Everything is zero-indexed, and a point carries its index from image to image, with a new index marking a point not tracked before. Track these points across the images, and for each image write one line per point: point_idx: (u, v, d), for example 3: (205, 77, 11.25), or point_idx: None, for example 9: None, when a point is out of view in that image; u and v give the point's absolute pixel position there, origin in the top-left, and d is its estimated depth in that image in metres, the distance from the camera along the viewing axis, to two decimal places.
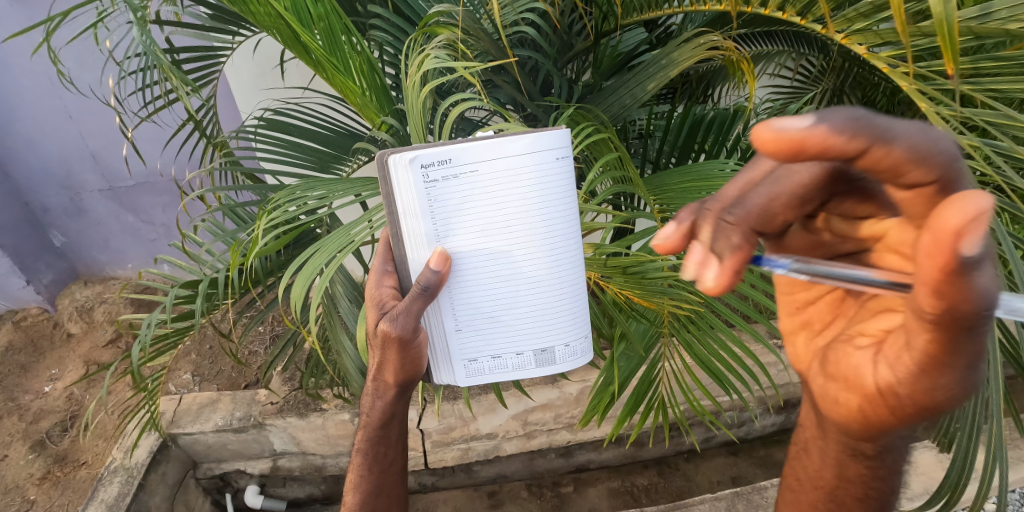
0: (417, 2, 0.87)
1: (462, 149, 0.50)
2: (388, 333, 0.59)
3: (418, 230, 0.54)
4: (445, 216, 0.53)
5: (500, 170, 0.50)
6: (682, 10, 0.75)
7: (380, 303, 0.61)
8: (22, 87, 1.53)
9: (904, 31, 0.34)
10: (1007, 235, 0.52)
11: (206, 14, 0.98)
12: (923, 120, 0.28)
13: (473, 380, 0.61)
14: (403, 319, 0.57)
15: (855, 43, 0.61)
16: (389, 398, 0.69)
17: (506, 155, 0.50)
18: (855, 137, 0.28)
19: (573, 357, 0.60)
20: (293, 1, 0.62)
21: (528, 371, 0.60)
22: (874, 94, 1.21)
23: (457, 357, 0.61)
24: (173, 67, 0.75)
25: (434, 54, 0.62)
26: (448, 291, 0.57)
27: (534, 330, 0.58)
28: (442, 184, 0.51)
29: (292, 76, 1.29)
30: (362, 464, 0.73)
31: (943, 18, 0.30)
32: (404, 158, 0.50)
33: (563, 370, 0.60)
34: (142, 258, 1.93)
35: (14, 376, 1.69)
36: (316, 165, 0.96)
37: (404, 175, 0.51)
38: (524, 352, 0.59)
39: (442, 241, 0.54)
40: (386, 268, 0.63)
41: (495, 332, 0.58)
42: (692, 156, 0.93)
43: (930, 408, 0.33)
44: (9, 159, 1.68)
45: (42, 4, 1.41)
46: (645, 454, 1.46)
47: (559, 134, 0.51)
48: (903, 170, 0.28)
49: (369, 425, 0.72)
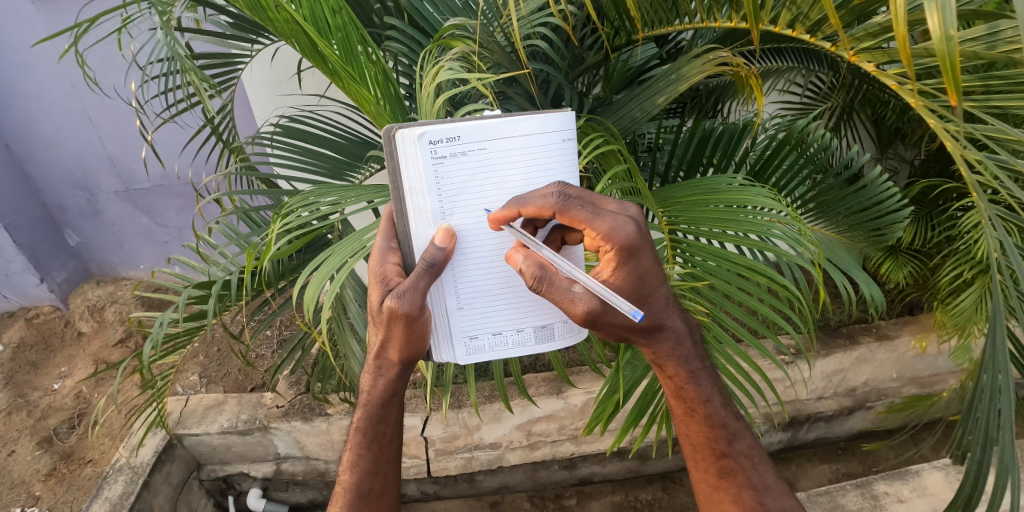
0: (433, 15, 0.89)
1: (470, 127, 0.51)
2: (394, 310, 0.57)
3: (424, 206, 0.54)
4: (451, 193, 0.54)
5: (507, 150, 0.53)
6: (693, 26, 0.76)
7: (383, 279, 0.59)
8: (45, 90, 1.57)
9: (908, 57, 0.34)
10: (1013, 246, 0.54)
11: (228, 23, 1.01)
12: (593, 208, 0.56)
13: (473, 358, 0.62)
14: (411, 295, 0.56)
15: (864, 61, 0.62)
16: (392, 376, 0.68)
17: (512, 136, 0.52)
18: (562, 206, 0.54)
19: (569, 333, 0.64)
20: (312, 11, 0.63)
21: (528, 347, 0.62)
22: (884, 111, 1.24)
23: (457, 334, 0.60)
24: (194, 68, 0.77)
25: (449, 66, 0.64)
26: (451, 270, 0.58)
27: (534, 308, 0.61)
28: (450, 160, 0.52)
29: (308, 84, 1.31)
30: (360, 443, 0.72)
31: (946, 52, 0.30)
32: (413, 133, 0.50)
33: (561, 346, 0.63)
34: (154, 259, 1.96)
35: (24, 373, 1.71)
36: (329, 172, 0.99)
37: (412, 151, 0.51)
38: (525, 329, 0.61)
39: (448, 217, 0.55)
40: (390, 246, 0.61)
41: (497, 309, 0.60)
42: (700, 170, 0.94)
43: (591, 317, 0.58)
44: (30, 159, 1.71)
45: (69, 10, 1.46)
46: (648, 468, 1.46)
47: (564, 117, 0.54)
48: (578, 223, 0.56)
49: (369, 403, 0.71)
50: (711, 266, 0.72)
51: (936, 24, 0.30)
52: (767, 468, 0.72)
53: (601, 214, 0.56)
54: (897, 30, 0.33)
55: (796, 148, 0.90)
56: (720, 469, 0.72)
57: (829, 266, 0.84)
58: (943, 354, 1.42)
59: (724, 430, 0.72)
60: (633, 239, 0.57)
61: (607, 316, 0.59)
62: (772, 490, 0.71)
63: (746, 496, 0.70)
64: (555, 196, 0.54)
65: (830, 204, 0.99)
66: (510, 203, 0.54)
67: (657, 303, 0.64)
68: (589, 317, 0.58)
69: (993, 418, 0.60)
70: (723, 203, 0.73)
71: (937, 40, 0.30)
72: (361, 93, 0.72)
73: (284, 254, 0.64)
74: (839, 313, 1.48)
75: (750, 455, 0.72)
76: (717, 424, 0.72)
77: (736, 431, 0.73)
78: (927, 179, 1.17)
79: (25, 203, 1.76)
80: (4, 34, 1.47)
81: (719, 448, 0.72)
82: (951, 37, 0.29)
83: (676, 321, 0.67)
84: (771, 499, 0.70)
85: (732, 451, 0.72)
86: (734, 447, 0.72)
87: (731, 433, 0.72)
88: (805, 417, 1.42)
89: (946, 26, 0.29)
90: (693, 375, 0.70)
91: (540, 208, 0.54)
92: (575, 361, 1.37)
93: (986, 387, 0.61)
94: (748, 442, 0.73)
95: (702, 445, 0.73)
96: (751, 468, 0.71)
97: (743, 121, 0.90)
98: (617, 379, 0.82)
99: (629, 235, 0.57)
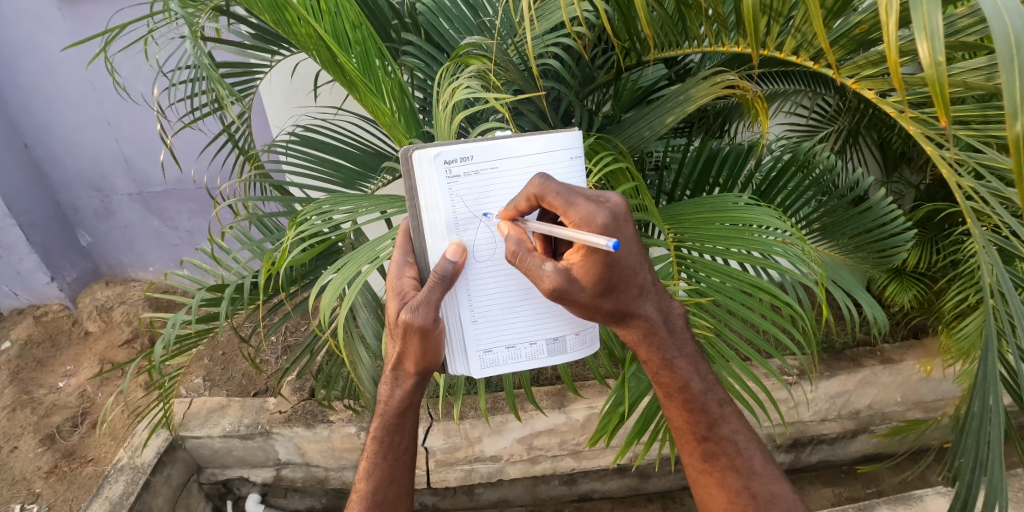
0: (448, 32, 0.92)
1: (484, 146, 0.53)
2: (410, 323, 0.58)
3: (440, 223, 0.55)
4: (465, 210, 0.56)
5: (519, 168, 0.55)
6: (701, 49, 0.78)
7: (400, 293, 0.60)
8: (67, 93, 1.62)
9: (898, 79, 0.36)
10: (1005, 271, 0.55)
11: (249, 34, 1.03)
12: (571, 193, 0.53)
13: (488, 371, 0.62)
14: (425, 308, 0.57)
15: (865, 88, 0.64)
16: (409, 386, 0.69)
17: (524, 154, 0.54)
18: (543, 191, 0.53)
19: (581, 345, 0.64)
20: (334, 24, 0.66)
21: (541, 360, 0.63)
22: (889, 134, 1.26)
23: (472, 348, 0.61)
24: (220, 79, 0.79)
25: (466, 84, 0.65)
26: (464, 281, 0.59)
27: (547, 320, 0.62)
28: (464, 179, 0.54)
29: (326, 96, 1.35)
30: (376, 451, 0.73)
31: (934, 79, 0.32)
32: (429, 154, 0.52)
33: (573, 358, 0.64)
34: (164, 261, 1.98)
35: (29, 369, 1.73)
36: (342, 181, 1.01)
37: (427, 171, 0.52)
38: (538, 341, 0.62)
39: (461, 233, 0.56)
40: (407, 260, 0.62)
41: (511, 322, 0.61)
42: (707, 189, 0.95)
43: (556, 294, 0.56)
44: (48, 159, 1.75)
45: (94, 17, 1.50)
46: (649, 486, 1.45)
47: (572, 135, 0.56)
48: (560, 209, 0.53)
49: (385, 413, 0.72)
50: (715, 282, 0.73)
51: (925, 51, 0.31)
52: (754, 452, 0.71)
53: (578, 200, 0.53)
54: (885, 57, 0.35)
55: (801, 170, 0.92)
56: (704, 453, 0.71)
57: (832, 286, 0.84)
58: (948, 379, 1.41)
59: (705, 416, 0.71)
60: (605, 230, 0.53)
61: (573, 295, 0.57)
62: (759, 474, 0.70)
63: (731, 479, 0.69)
64: (536, 186, 0.53)
65: (834, 225, 1.00)
66: (509, 204, 0.55)
67: (630, 290, 0.62)
68: (554, 294, 0.56)
69: (983, 443, 0.60)
70: (731, 222, 0.74)
71: (924, 66, 0.31)
72: (379, 105, 0.75)
73: (301, 262, 0.65)
74: (843, 334, 1.48)
75: (733, 440, 0.71)
76: (697, 409, 0.71)
77: (718, 416, 0.71)
78: (932, 205, 1.17)
79: (40, 202, 1.79)
80: (31, 38, 1.52)
81: (700, 432, 0.71)
82: (940, 63, 0.30)
83: (649, 308, 0.65)
84: (756, 484, 0.69)
85: (713, 435, 0.71)
86: (716, 432, 0.71)
87: (712, 418, 0.71)
88: (809, 438, 1.42)
89: (934, 53, 0.31)
90: (669, 363, 0.69)
91: (528, 199, 0.54)
92: (580, 375, 1.37)
93: (976, 412, 0.61)
94: (733, 426, 0.71)
95: (685, 430, 0.72)
96: (735, 452, 0.70)
97: (748, 144, 0.92)
98: (623, 391, 0.83)
99: (602, 226, 0.53)
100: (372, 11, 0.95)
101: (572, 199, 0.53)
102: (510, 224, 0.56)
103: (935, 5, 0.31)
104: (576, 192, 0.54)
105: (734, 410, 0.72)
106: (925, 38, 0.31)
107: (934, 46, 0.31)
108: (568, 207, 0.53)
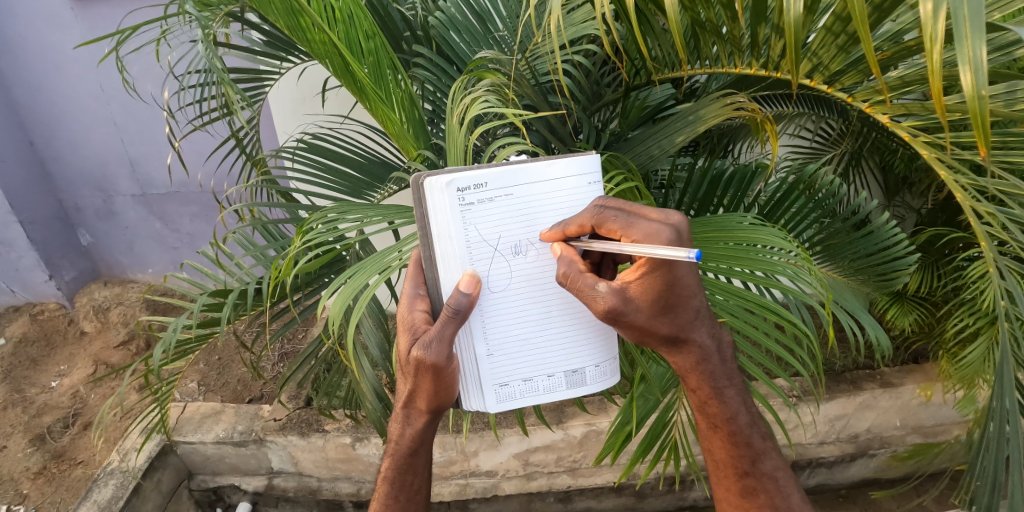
0: (459, 45, 0.93)
1: (497, 174, 0.53)
2: (421, 360, 0.57)
3: (452, 253, 0.55)
4: (478, 240, 0.55)
5: (534, 195, 0.54)
6: (710, 70, 0.77)
7: (411, 327, 0.59)
8: (76, 93, 1.63)
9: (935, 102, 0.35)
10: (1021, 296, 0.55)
11: (260, 40, 1.03)
12: (631, 219, 0.56)
13: (504, 406, 0.61)
14: (437, 345, 0.56)
15: (878, 112, 0.66)
16: (420, 425, 0.68)
17: (540, 181, 0.54)
18: (604, 217, 0.56)
19: (600, 377, 0.63)
20: (349, 34, 0.67)
21: (559, 393, 0.61)
22: (892, 158, 1.26)
23: (488, 382, 0.60)
24: (230, 82, 0.78)
25: (483, 99, 0.66)
26: (479, 316, 0.58)
27: (567, 353, 0.61)
28: (478, 207, 0.53)
29: (333, 104, 1.36)
30: (388, 493, 0.72)
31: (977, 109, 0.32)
32: (441, 182, 0.51)
33: (592, 391, 0.63)
34: (163, 264, 1.98)
35: (23, 368, 1.71)
36: (348, 190, 1.00)
37: (440, 199, 0.52)
38: (556, 374, 0.61)
39: (473, 265, 0.55)
40: (418, 292, 0.62)
41: (529, 357, 0.60)
42: (711, 209, 0.95)
43: (606, 311, 0.56)
44: (52, 158, 1.76)
45: (104, 18, 1.51)
46: (645, 506, 1.42)
47: (588, 160, 0.56)
48: (622, 232, 0.56)
49: (397, 452, 0.71)
50: (720, 301, 0.74)
51: (968, 84, 0.31)
52: (793, 491, 0.71)
53: (636, 222, 0.56)
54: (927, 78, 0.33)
55: (806, 192, 0.93)
56: (743, 489, 0.71)
57: (837, 308, 0.83)
58: (948, 404, 1.40)
59: (748, 450, 0.71)
60: (671, 245, 0.55)
61: (629, 315, 0.58)
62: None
63: None
64: (595, 213, 0.55)
65: (836, 248, 0.99)
66: (555, 225, 0.56)
67: (685, 313, 0.63)
68: (610, 314, 0.56)
69: (1002, 464, 0.60)
70: (733, 241, 0.73)
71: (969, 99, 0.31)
72: (387, 113, 0.74)
73: (307, 272, 0.63)
74: (844, 357, 1.47)
75: (774, 477, 0.71)
76: (741, 443, 0.71)
77: (761, 451, 0.72)
78: (934, 227, 1.16)
79: (42, 201, 1.80)
80: (43, 37, 1.54)
81: (742, 467, 0.71)
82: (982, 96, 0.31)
83: (702, 335, 0.66)
84: None
85: (755, 471, 0.71)
86: (758, 468, 0.71)
87: (755, 453, 0.71)
88: (808, 461, 1.40)
89: (977, 84, 0.30)
90: (719, 392, 0.70)
91: (580, 225, 0.55)
92: None
93: (992, 435, 0.60)
94: (774, 463, 0.72)
95: (726, 464, 0.72)
96: (776, 490, 0.70)
97: (755, 165, 0.92)
98: (631, 409, 0.83)
99: (666, 240, 0.55)
100: (384, 22, 0.96)
101: (633, 225, 0.56)
102: (560, 245, 0.56)
103: (979, 34, 0.30)
104: (633, 214, 0.57)
105: (775, 447, 0.73)
106: (969, 71, 0.30)
107: (979, 79, 0.30)
108: (629, 230, 0.56)
